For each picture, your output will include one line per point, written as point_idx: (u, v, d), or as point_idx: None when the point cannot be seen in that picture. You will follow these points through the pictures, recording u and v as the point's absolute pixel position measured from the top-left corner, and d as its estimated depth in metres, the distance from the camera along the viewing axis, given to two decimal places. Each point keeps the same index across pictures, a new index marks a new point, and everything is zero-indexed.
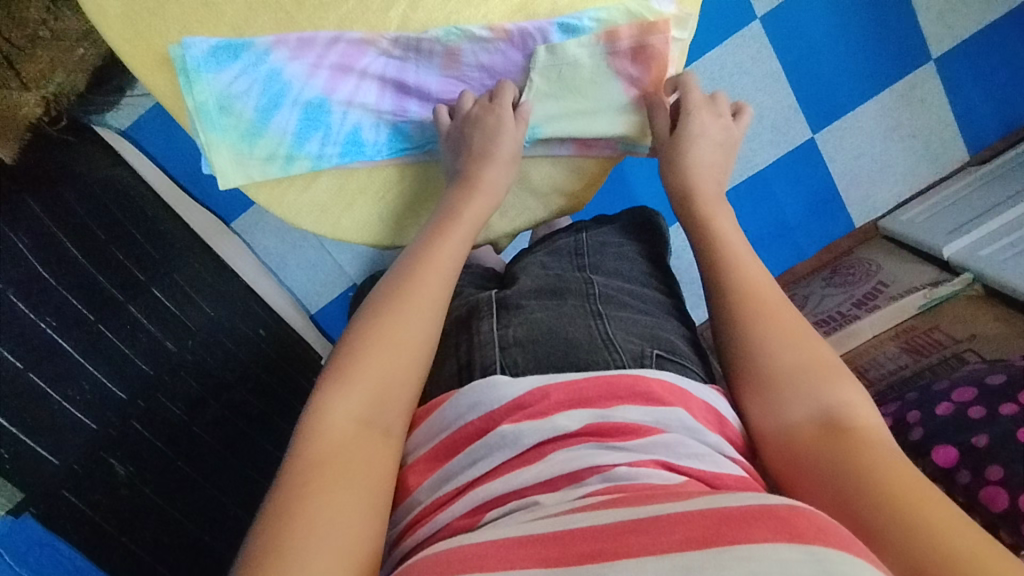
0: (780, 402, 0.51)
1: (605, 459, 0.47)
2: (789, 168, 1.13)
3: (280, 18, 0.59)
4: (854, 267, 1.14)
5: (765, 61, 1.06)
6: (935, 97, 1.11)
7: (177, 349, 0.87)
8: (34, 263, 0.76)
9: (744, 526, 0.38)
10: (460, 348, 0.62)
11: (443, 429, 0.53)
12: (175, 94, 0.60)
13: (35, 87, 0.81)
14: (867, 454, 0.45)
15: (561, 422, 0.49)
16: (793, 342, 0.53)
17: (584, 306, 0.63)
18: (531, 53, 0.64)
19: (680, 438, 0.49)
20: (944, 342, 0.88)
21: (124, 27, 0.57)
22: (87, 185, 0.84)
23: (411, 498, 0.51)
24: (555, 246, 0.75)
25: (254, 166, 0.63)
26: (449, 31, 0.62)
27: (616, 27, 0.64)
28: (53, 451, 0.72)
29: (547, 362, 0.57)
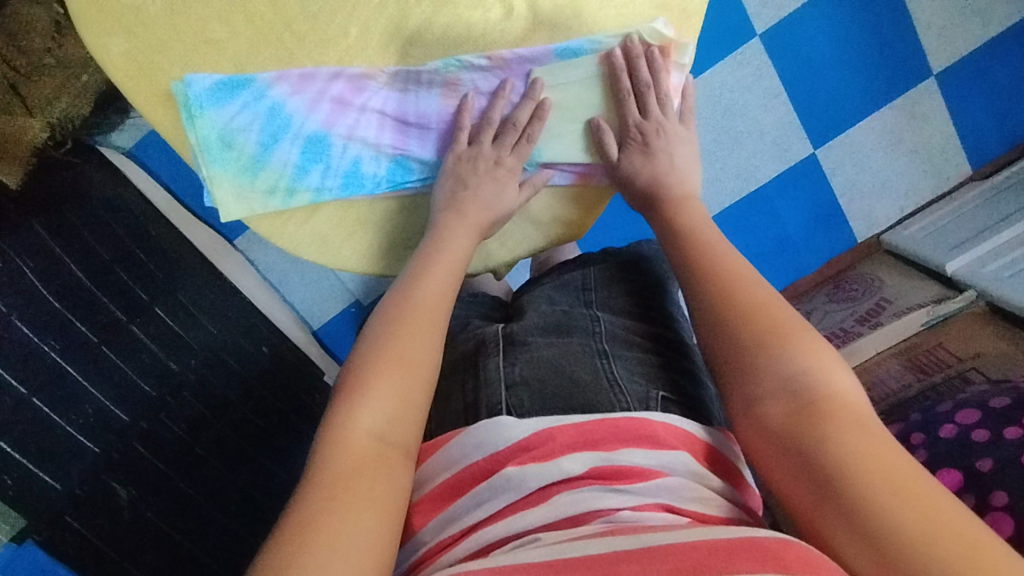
0: (750, 380, 0.49)
1: (609, 502, 0.47)
2: (790, 184, 1.13)
3: (278, 54, 0.58)
4: (857, 283, 1.14)
5: (764, 79, 1.06)
6: (934, 113, 1.11)
7: (180, 369, 0.88)
8: (36, 283, 0.75)
9: (731, 559, 0.39)
10: (466, 386, 0.63)
11: (446, 468, 0.54)
12: (178, 129, 0.60)
13: (41, 112, 0.80)
14: (842, 433, 0.43)
15: (565, 465, 0.49)
16: (751, 313, 0.52)
17: (589, 345, 0.63)
18: (532, 74, 0.63)
19: (688, 483, 0.50)
20: (948, 360, 0.88)
21: (127, 64, 0.57)
22: (90, 206, 0.85)
23: (415, 538, 0.52)
24: (565, 279, 0.75)
25: (255, 199, 0.64)
26: (450, 61, 0.61)
27: (617, 50, 0.64)
28: (56, 476, 0.72)
29: (551, 403, 0.57)
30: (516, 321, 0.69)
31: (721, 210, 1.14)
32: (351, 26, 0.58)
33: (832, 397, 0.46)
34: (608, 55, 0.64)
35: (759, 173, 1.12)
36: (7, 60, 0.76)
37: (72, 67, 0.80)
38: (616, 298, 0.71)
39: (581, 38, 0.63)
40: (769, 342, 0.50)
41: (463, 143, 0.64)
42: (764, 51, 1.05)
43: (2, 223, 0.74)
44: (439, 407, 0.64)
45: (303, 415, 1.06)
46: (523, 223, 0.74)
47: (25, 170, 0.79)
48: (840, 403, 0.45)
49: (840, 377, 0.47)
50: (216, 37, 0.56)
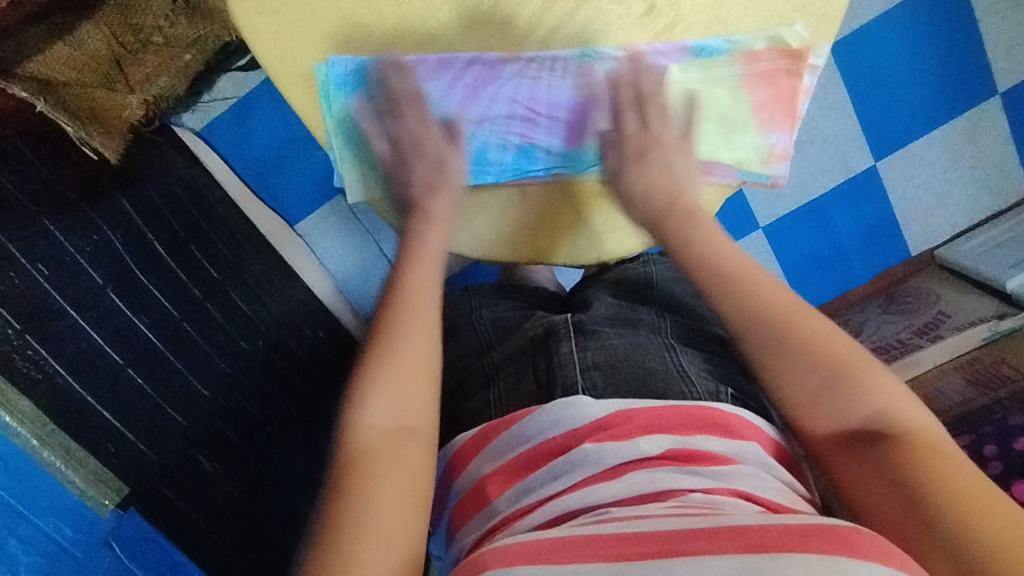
0: (817, 418, 0.50)
1: (682, 482, 0.48)
2: (847, 195, 1.14)
3: (420, 41, 0.58)
4: (912, 296, 1.14)
5: (831, 89, 1.08)
6: (998, 131, 1.12)
7: (251, 349, 0.89)
8: (124, 256, 0.76)
9: (801, 539, 0.39)
10: (539, 366, 0.61)
11: (521, 442, 0.54)
12: (314, 109, 0.60)
13: (139, 90, 0.83)
14: (926, 467, 0.45)
15: (644, 445, 0.50)
16: (812, 347, 0.51)
17: (657, 338, 0.64)
18: (666, 68, 0.61)
19: (757, 472, 0.50)
20: (1012, 376, 0.89)
21: (273, 44, 0.57)
22: (168, 183, 0.86)
23: (490, 506, 0.52)
24: (623, 277, 0.74)
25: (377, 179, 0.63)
26: (585, 50, 0.60)
27: (753, 50, 0.62)
28: (151, 447, 0.73)
29: (626, 388, 0.57)
30: (583, 311, 0.68)
31: (775, 219, 1.15)
32: (493, 15, 0.58)
33: (908, 432, 0.47)
34: (744, 56, 0.62)
35: (818, 182, 1.13)
36: (117, 36, 0.79)
37: (177, 48, 0.84)
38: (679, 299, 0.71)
39: (718, 37, 0.61)
40: (838, 381, 0.50)
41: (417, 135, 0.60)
42: (833, 63, 1.07)
43: (96, 191, 0.76)
44: (506, 388, 0.62)
45: None
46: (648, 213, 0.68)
47: (122, 145, 0.82)
48: (920, 440, 0.47)
49: (915, 413, 0.48)
50: (363, 20, 0.57)
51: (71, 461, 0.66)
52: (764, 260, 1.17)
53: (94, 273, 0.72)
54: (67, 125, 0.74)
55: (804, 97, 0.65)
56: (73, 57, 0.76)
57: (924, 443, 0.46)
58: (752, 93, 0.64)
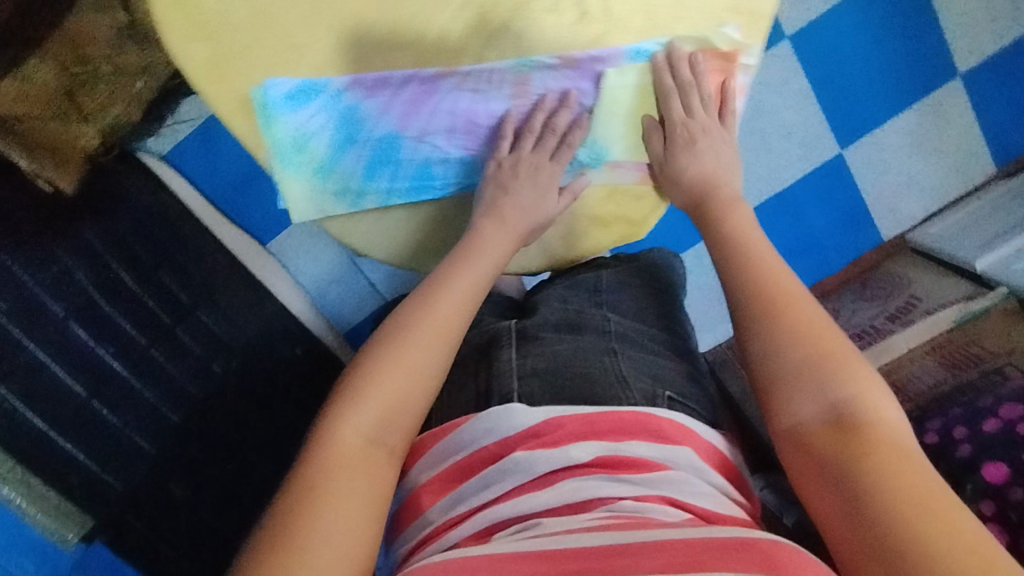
0: (791, 398, 0.50)
1: (612, 491, 0.48)
2: (816, 185, 1.15)
3: None
4: (885, 282, 1.15)
5: (794, 79, 1.08)
6: (960, 113, 1.13)
7: (223, 372, 0.88)
8: (88, 288, 0.76)
9: (722, 556, 0.39)
10: (479, 376, 0.62)
11: (456, 451, 0.54)
12: (252, 133, 0.57)
13: (93, 119, 0.78)
14: (881, 456, 0.45)
15: (573, 452, 0.50)
16: (805, 335, 0.52)
17: (599, 343, 0.63)
18: (602, 74, 0.60)
19: (688, 478, 0.50)
20: (981, 357, 0.90)
21: (208, 70, 0.53)
22: (136, 210, 0.85)
23: (423, 517, 0.52)
24: (577, 279, 0.72)
25: (326, 201, 0.62)
26: (523, 60, 0.58)
27: (683, 51, 0.61)
28: (117, 476, 0.74)
29: (560, 394, 0.57)
30: (528, 317, 0.68)
31: None
32: None
33: (872, 420, 0.47)
34: (675, 58, 0.61)
35: (787, 173, 1.13)
36: (64, 66, 0.73)
37: (129, 75, 0.78)
38: (626, 301, 0.70)
39: (650, 40, 0.60)
40: (818, 365, 0.50)
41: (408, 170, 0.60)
42: (794, 53, 1.06)
43: (55, 222, 0.75)
44: (447, 398, 0.63)
45: None
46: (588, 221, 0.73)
47: (79, 175, 0.79)
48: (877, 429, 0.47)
49: (887, 408, 0.48)
50: None
51: (30, 497, 0.67)
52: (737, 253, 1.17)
53: (55, 305, 0.72)
54: (20, 160, 0.72)
55: (738, 95, 0.66)
56: (23, 92, 0.71)
57: (894, 449, 0.46)
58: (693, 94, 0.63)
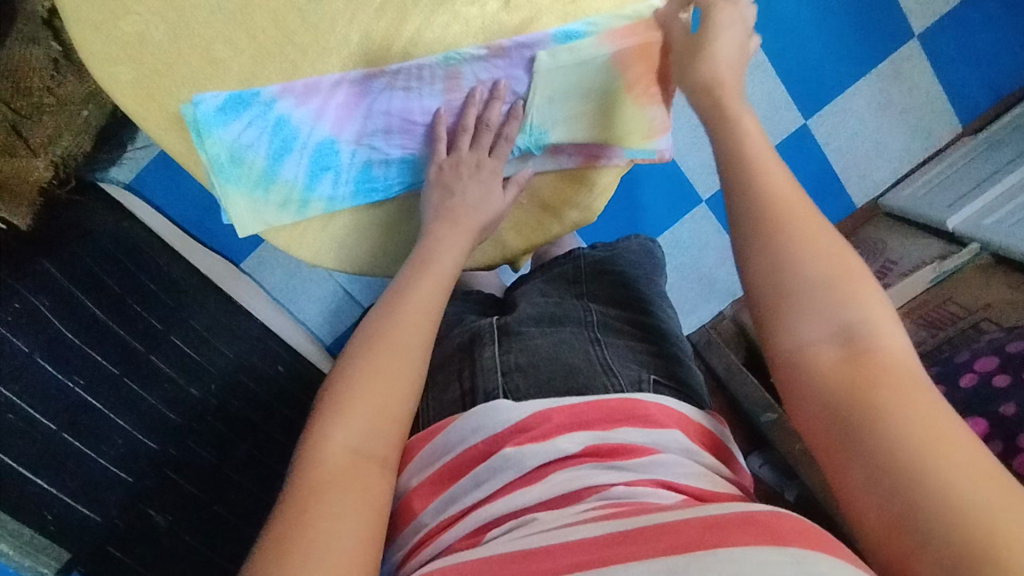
0: (790, 321, 0.44)
1: (604, 479, 0.46)
2: (786, 157, 1.15)
3: None
4: (860, 247, 1.15)
5: (752, 54, 1.08)
6: (921, 73, 1.12)
7: (201, 395, 0.88)
8: (55, 322, 0.76)
9: (726, 532, 0.38)
10: (463, 374, 0.60)
11: (444, 453, 0.52)
12: (189, 151, 0.57)
13: (43, 152, 0.80)
14: (891, 388, 0.39)
15: (563, 444, 0.48)
16: (812, 249, 0.45)
17: (582, 333, 0.62)
18: (533, 59, 0.59)
19: (681, 460, 0.48)
20: (959, 315, 0.90)
21: (135, 91, 0.53)
22: (99, 242, 0.86)
23: (416, 521, 0.50)
24: (554, 272, 0.73)
25: (271, 212, 0.61)
26: (448, 56, 0.57)
27: (614, 29, 0.60)
28: (93, 508, 0.72)
29: (548, 387, 0.55)
30: (510, 313, 0.67)
31: (714, 192, 1.15)
32: None
33: (875, 343, 0.41)
34: (607, 36, 0.60)
35: None
36: (9, 102, 0.75)
37: (73, 105, 0.81)
38: (608, 289, 0.70)
39: (579, 21, 0.59)
40: (819, 290, 0.43)
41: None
42: (751, 28, 1.06)
43: (13, 257, 0.75)
44: (433, 397, 0.61)
45: None
46: (539, 211, 0.71)
47: (32, 210, 0.80)
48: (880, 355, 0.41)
49: (891, 330, 0.42)
50: None
51: (1, 535, 0.63)
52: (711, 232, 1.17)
53: (20, 342, 0.71)
54: None
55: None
56: None
57: (906, 375, 0.40)
58: (625, 71, 0.63)
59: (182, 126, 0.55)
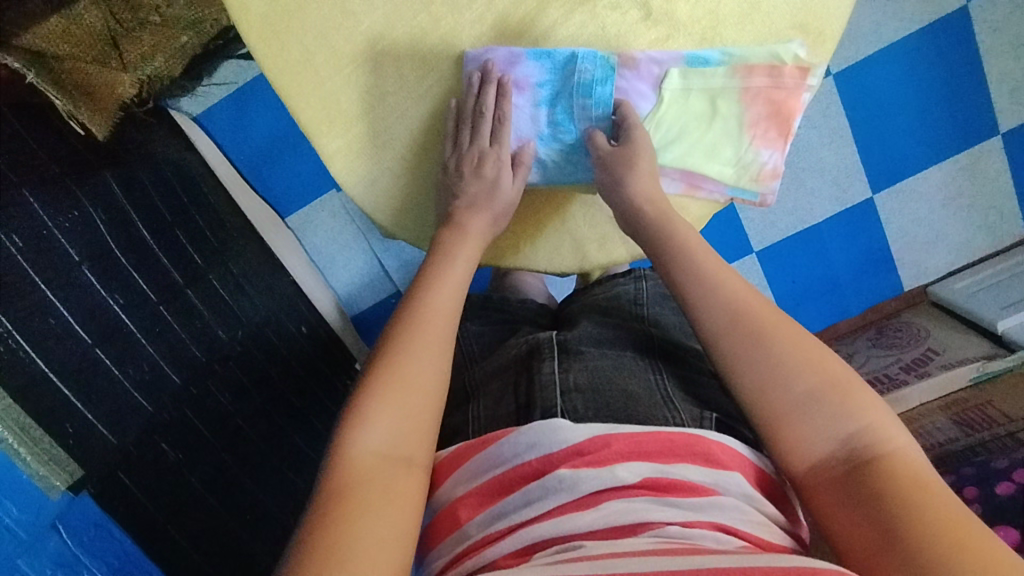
0: (793, 441, 0.48)
1: (660, 515, 0.46)
2: (845, 226, 1.14)
3: (413, 35, 0.60)
4: (902, 331, 1.13)
5: (833, 117, 1.08)
6: (996, 171, 1.11)
7: (227, 339, 0.88)
8: (106, 235, 0.76)
9: None
10: (519, 387, 0.59)
11: (496, 465, 0.51)
12: (310, 100, 0.61)
13: (132, 69, 0.77)
14: (915, 496, 0.42)
15: (621, 473, 0.48)
16: (805, 365, 0.50)
17: (643, 361, 0.61)
18: (661, 75, 0.62)
19: (738, 503, 0.48)
20: (997, 419, 0.85)
21: (262, 28, 0.58)
22: (158, 166, 0.87)
23: (460, 530, 0.50)
24: (613, 291, 0.71)
25: (372, 167, 0.64)
26: (594, 55, 0.60)
27: (749, 63, 0.62)
28: (112, 430, 0.69)
29: (606, 412, 0.54)
30: (568, 330, 0.65)
31: (769, 245, 1.15)
32: (489, 16, 0.61)
33: (871, 438, 0.46)
34: (738, 68, 0.62)
35: (814, 212, 1.13)
36: (114, 11, 0.73)
37: (175, 28, 0.80)
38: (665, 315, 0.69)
39: (713, 49, 0.62)
40: (825, 396, 0.48)
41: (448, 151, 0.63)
42: (837, 93, 1.06)
43: (83, 167, 0.75)
44: (484, 407, 0.60)
45: (333, 398, 1.05)
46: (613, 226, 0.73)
47: (111, 121, 0.78)
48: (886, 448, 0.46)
49: (893, 431, 0.47)
50: (356, 10, 0.59)
51: (24, 439, 0.62)
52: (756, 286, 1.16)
53: (71, 248, 0.71)
54: (57, 98, 0.69)
55: (800, 113, 0.65)
56: (69, 31, 0.69)
57: (915, 471, 0.44)
58: (748, 108, 0.64)
59: (306, 67, 0.60)
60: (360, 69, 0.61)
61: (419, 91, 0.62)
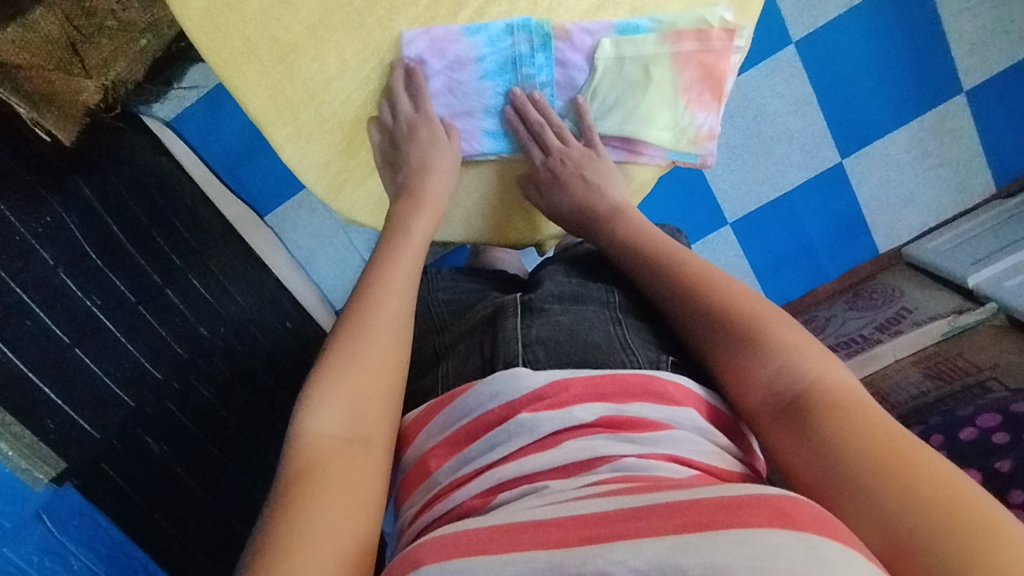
0: (747, 393, 0.51)
1: (616, 449, 0.47)
2: (815, 192, 1.15)
3: (349, 19, 0.61)
4: (876, 293, 1.15)
5: (798, 85, 1.09)
6: (962, 130, 1.12)
7: (209, 335, 0.90)
8: (80, 239, 0.77)
9: (739, 513, 0.37)
10: (484, 344, 0.61)
11: (462, 416, 0.53)
12: (258, 90, 0.62)
13: (97, 74, 0.80)
14: (851, 425, 0.44)
15: (577, 413, 0.49)
16: (750, 319, 0.52)
17: (604, 313, 0.62)
18: (594, 46, 0.65)
19: (693, 436, 0.49)
20: (968, 369, 0.88)
21: (204, 20, 0.58)
22: (129, 169, 0.88)
23: (430, 479, 0.51)
24: (577, 253, 0.73)
25: (321, 149, 0.67)
26: (528, 22, 0.63)
27: (678, 29, 0.65)
28: (95, 424, 0.73)
29: (566, 359, 0.56)
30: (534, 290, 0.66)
31: (743, 215, 1.16)
32: None
33: (825, 385, 0.47)
34: (668, 34, 0.65)
35: (785, 179, 1.14)
36: (70, 17, 0.74)
37: (133, 31, 0.81)
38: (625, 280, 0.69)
39: (642, 17, 0.65)
40: (761, 346, 0.50)
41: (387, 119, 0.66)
42: (799, 58, 1.07)
43: (51, 171, 0.77)
44: (453, 365, 0.62)
45: None
46: None
47: (76, 128, 0.80)
48: (823, 387, 0.47)
49: (833, 368, 0.48)
50: None
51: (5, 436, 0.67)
52: (732, 257, 1.18)
53: (46, 253, 0.73)
54: (20, 106, 0.72)
55: (730, 75, 0.69)
56: (24, 40, 0.70)
57: (858, 402, 0.45)
58: (681, 73, 0.67)
59: (250, 57, 0.60)
60: (302, 57, 0.61)
61: (360, 75, 0.64)
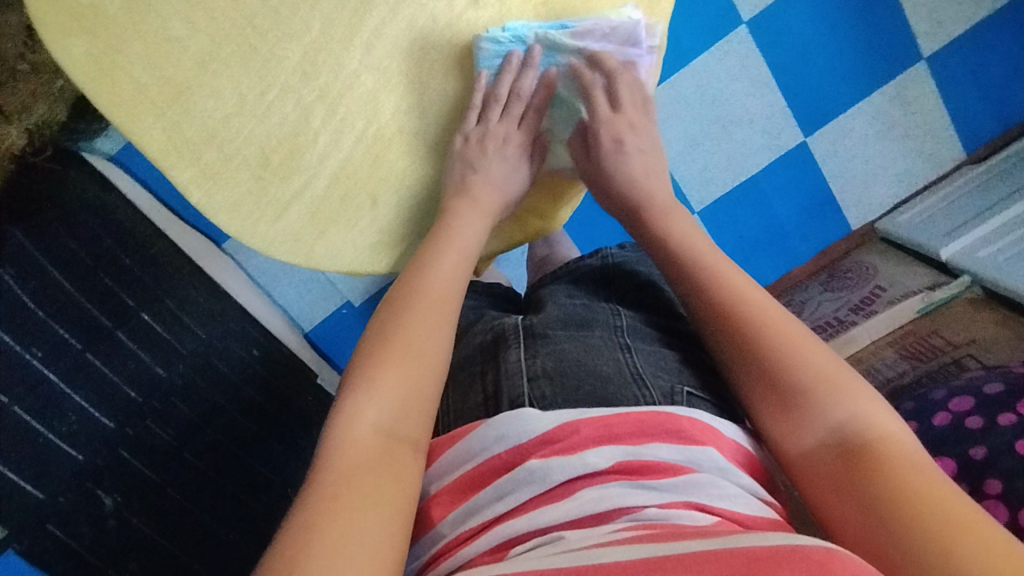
0: (788, 427, 0.49)
1: (636, 499, 0.44)
2: (780, 173, 1.12)
3: (241, 51, 0.61)
4: (851, 271, 1.12)
5: (754, 67, 1.06)
6: (927, 99, 1.09)
7: (167, 374, 0.87)
8: (19, 293, 0.76)
9: (775, 566, 0.34)
10: (486, 377, 0.59)
11: (467, 460, 0.50)
12: (154, 133, 0.61)
13: (18, 119, 0.82)
14: (898, 477, 0.42)
15: (591, 458, 0.46)
16: (792, 352, 0.50)
17: (611, 339, 0.60)
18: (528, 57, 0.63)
19: (713, 480, 0.46)
20: (941, 347, 0.87)
21: (88, 64, 0.58)
22: (76, 211, 0.85)
23: (434, 531, 0.49)
24: (579, 272, 0.71)
25: (230, 185, 0.65)
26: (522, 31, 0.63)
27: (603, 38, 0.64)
28: (38, 484, 0.72)
29: (576, 396, 0.53)
30: (535, 314, 0.65)
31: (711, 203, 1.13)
32: (314, 20, 0.61)
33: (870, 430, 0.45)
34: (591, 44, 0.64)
35: (748, 165, 1.11)
36: None
37: (47, 74, 0.83)
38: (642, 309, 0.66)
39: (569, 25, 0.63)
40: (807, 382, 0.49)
41: (471, 122, 0.66)
42: (753, 40, 1.04)
43: None
44: (454, 401, 0.60)
45: (297, 418, 1.03)
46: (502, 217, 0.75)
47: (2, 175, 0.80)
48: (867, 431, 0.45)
49: (879, 411, 0.46)
50: (177, 35, 0.59)
51: None
52: None
53: None
54: None
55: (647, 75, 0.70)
56: None
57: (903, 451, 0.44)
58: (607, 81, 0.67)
59: (141, 100, 0.60)
60: (198, 93, 0.61)
61: (261, 109, 0.63)
